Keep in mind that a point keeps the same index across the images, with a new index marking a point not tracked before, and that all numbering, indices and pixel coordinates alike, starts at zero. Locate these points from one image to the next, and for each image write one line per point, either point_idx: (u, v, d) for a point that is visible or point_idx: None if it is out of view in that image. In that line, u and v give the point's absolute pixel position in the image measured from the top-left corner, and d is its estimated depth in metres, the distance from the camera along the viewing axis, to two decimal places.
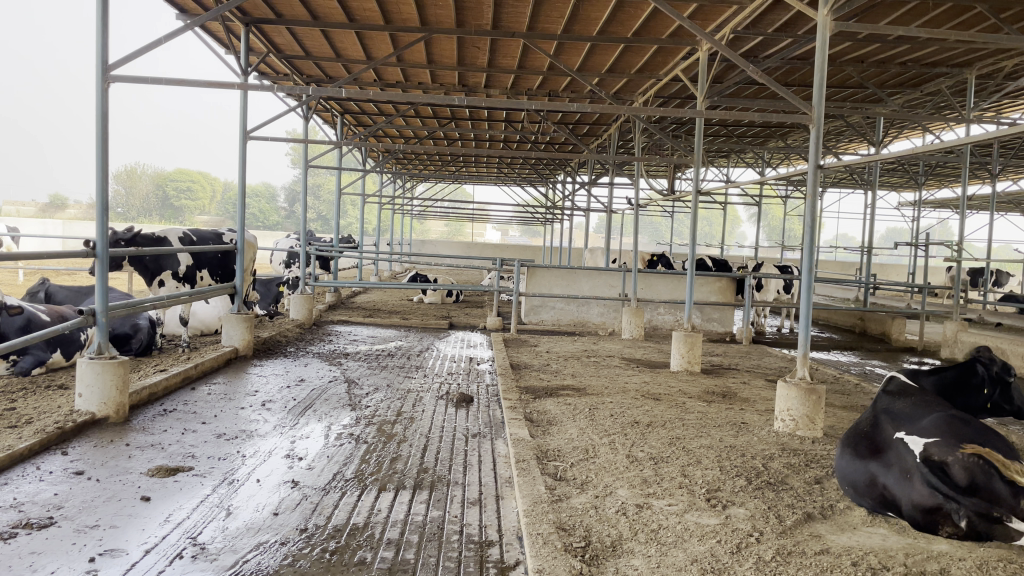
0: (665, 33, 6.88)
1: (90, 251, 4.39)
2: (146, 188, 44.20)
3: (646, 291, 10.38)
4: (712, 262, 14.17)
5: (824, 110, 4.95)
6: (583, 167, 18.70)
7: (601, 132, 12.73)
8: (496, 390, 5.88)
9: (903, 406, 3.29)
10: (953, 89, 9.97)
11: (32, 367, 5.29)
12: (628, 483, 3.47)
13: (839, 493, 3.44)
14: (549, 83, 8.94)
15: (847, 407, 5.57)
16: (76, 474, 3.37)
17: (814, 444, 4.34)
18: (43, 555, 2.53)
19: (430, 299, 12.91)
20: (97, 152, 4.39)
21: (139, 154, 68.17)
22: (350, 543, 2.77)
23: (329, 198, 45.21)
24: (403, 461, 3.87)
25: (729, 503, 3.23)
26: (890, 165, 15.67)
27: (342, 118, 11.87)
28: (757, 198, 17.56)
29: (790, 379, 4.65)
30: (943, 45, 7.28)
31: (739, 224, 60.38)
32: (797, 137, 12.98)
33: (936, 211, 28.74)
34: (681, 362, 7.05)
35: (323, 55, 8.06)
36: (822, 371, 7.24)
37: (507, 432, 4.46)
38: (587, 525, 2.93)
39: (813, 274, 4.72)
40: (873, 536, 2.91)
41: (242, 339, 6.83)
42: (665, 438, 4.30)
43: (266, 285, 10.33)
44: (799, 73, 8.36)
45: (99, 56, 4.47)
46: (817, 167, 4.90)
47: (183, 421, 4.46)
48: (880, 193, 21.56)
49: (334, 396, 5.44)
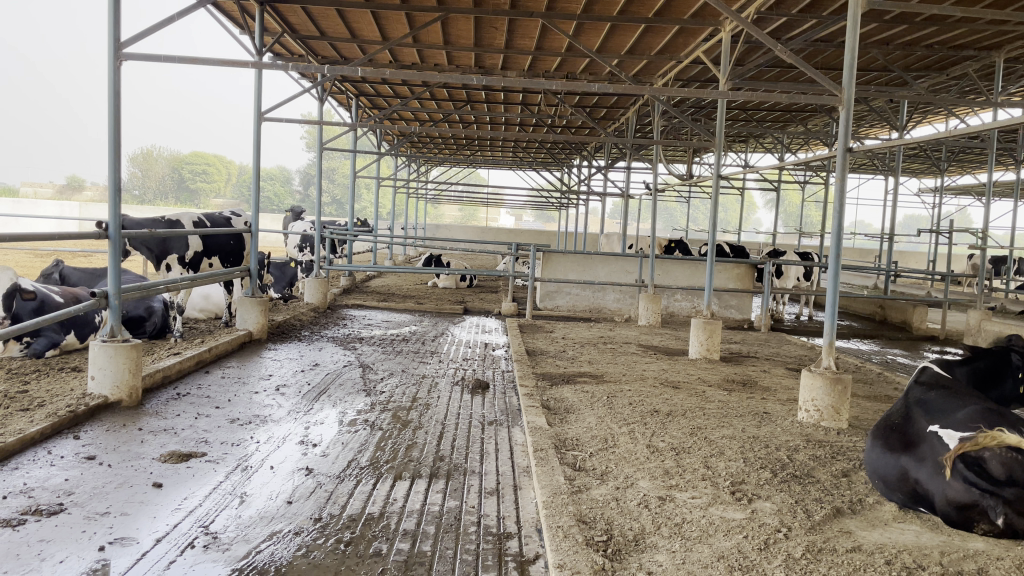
0: (687, 14, 6.72)
1: (104, 232, 4.32)
2: (163, 171, 44.36)
3: (664, 277, 10.24)
4: (729, 249, 14.00)
5: (854, 94, 4.79)
6: (598, 150, 18.52)
7: (619, 114, 12.56)
8: (512, 377, 5.79)
9: (937, 397, 3.16)
10: (981, 72, 9.75)
11: (45, 349, 5.24)
12: (650, 474, 3.38)
13: (868, 487, 3.34)
14: (567, 65, 8.82)
15: (873, 397, 5.45)
16: (87, 458, 3.32)
17: (839, 436, 4.23)
18: (52, 543, 2.47)
19: (445, 283, 12.85)
20: (108, 132, 4.30)
21: (154, 136, 68.40)
22: (365, 534, 2.70)
23: (344, 180, 45.26)
24: (418, 448, 3.80)
25: (754, 496, 3.13)
26: (913, 149, 15.41)
27: (357, 101, 11.77)
28: (776, 181, 17.30)
29: (814, 369, 4.53)
30: (973, 28, 7.10)
31: (756, 211, 60.16)
32: (818, 121, 12.82)
33: (956, 199, 28.53)
34: (699, 350, 6.94)
35: (339, 36, 7.98)
36: (845, 359, 7.10)
37: (524, 420, 4.38)
38: (608, 517, 2.84)
39: (841, 260, 4.57)
40: (905, 533, 2.80)
41: (257, 322, 6.78)
42: (687, 428, 4.21)
43: (281, 269, 10.34)
44: (823, 55, 8.19)
45: (111, 33, 4.37)
46: (846, 150, 4.73)
47: (197, 405, 4.41)
48: (902, 179, 21.27)
49: (349, 381, 5.38)
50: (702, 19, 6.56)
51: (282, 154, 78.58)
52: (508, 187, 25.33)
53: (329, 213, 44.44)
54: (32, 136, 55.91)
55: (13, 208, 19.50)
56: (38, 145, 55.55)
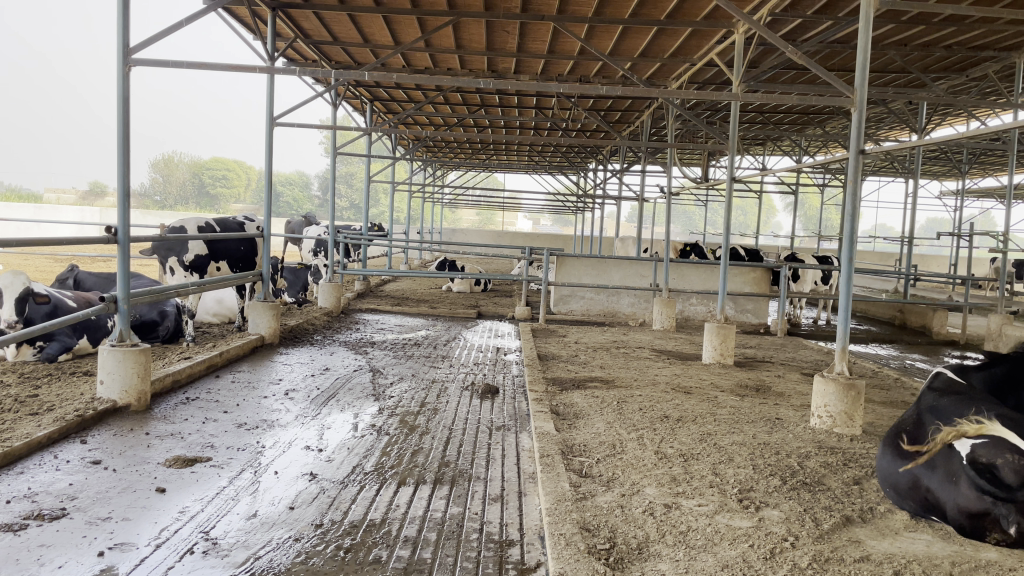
0: (700, 15, 6.67)
1: (112, 237, 4.33)
2: (183, 176, 44.83)
3: (679, 281, 10.17)
4: (746, 253, 13.89)
5: (867, 96, 4.73)
6: (614, 154, 18.45)
7: (633, 118, 12.51)
8: (522, 382, 5.75)
9: (950, 403, 3.10)
10: (1001, 73, 9.60)
11: (59, 353, 5.28)
12: (657, 481, 3.33)
13: (880, 495, 3.27)
14: (579, 68, 8.79)
15: (889, 404, 5.36)
16: (93, 463, 3.33)
17: (853, 442, 4.15)
18: (51, 548, 2.47)
19: (460, 287, 12.84)
20: (117, 137, 4.32)
21: (175, 142, 69.17)
22: (366, 540, 2.68)
23: (361, 185, 45.48)
24: (424, 454, 3.78)
25: (762, 504, 3.08)
26: (933, 152, 15.22)
27: (371, 106, 11.81)
28: (794, 184, 17.12)
29: (827, 374, 4.46)
30: (991, 28, 6.98)
31: (775, 213, 59.88)
32: (836, 123, 12.69)
33: (979, 202, 28.17)
34: (713, 354, 6.87)
35: (351, 40, 8.00)
36: (861, 365, 7.00)
37: (532, 425, 4.34)
38: (612, 525, 2.80)
39: (853, 264, 4.50)
40: (916, 543, 2.74)
41: (268, 327, 6.80)
42: (696, 434, 4.16)
43: (295, 273, 10.39)
44: (839, 57, 8.10)
45: (120, 39, 4.40)
46: (859, 153, 4.65)
47: (206, 409, 4.42)
48: (923, 181, 21.02)
49: (359, 386, 5.38)
50: (714, 21, 6.51)
51: (301, 159, 79.13)
52: (524, 192, 25.35)
53: (347, 218, 44.70)
54: (55, 143, 56.74)
55: (34, 214, 19.73)
56: (62, 151, 56.41)
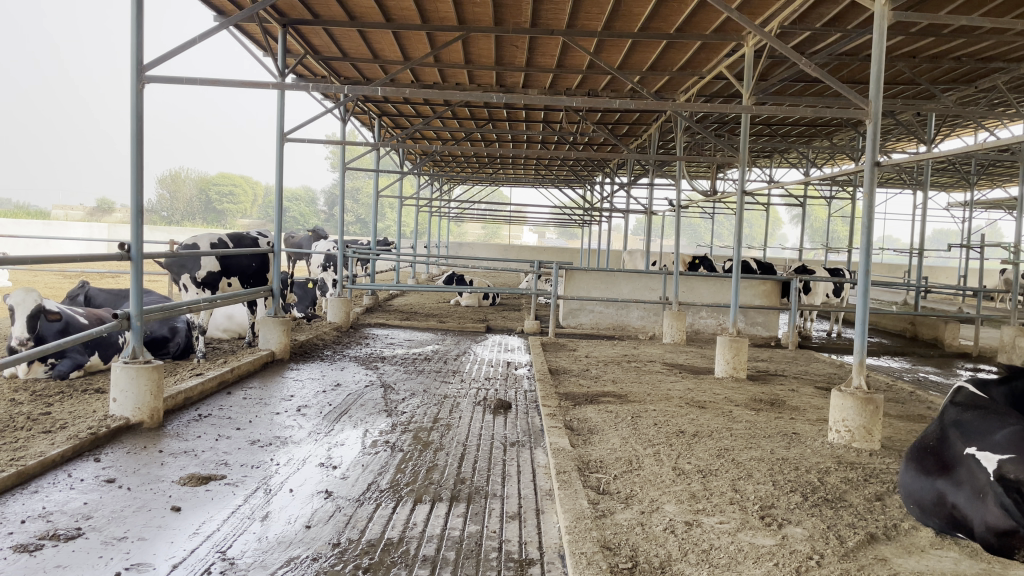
0: (710, 29, 6.68)
1: (126, 253, 4.32)
2: (190, 192, 45.00)
3: (689, 294, 10.12)
4: (756, 265, 13.85)
5: (881, 107, 4.70)
6: (620, 168, 18.49)
7: (641, 131, 12.52)
8: (535, 397, 5.71)
9: (974, 418, 3.06)
10: (1009, 85, 9.57)
11: (70, 370, 5.26)
12: (676, 497, 3.30)
13: (903, 511, 3.22)
14: (588, 82, 8.81)
15: (905, 418, 5.29)
16: (107, 482, 3.30)
17: (872, 457, 4.10)
18: (68, 569, 2.44)
19: (467, 301, 12.83)
20: (131, 153, 4.31)
21: (182, 159, 69.61)
22: (384, 559, 2.64)
23: (367, 201, 45.63)
24: (439, 470, 3.74)
25: (784, 521, 3.03)
26: (942, 163, 15.18)
27: (379, 120, 11.84)
28: (801, 197, 17.12)
29: (845, 388, 4.41)
30: (1001, 39, 6.96)
31: (781, 226, 59.86)
32: (844, 135, 12.69)
33: (986, 213, 28.10)
34: (726, 368, 6.82)
35: (360, 56, 8.03)
36: (875, 377, 6.94)
37: (547, 440, 4.31)
38: (634, 544, 2.76)
39: (870, 277, 4.46)
40: (943, 560, 2.69)
41: (278, 342, 6.77)
42: (713, 449, 4.11)
43: (303, 288, 10.38)
44: (848, 68, 8.08)
45: (134, 55, 4.41)
46: (874, 165, 4.62)
47: (218, 426, 4.39)
48: (931, 193, 21.00)
49: (370, 401, 5.35)
50: (724, 34, 6.51)
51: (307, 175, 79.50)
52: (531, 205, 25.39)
53: (353, 232, 44.94)
54: None
55: (42, 230, 19.81)
56: None
